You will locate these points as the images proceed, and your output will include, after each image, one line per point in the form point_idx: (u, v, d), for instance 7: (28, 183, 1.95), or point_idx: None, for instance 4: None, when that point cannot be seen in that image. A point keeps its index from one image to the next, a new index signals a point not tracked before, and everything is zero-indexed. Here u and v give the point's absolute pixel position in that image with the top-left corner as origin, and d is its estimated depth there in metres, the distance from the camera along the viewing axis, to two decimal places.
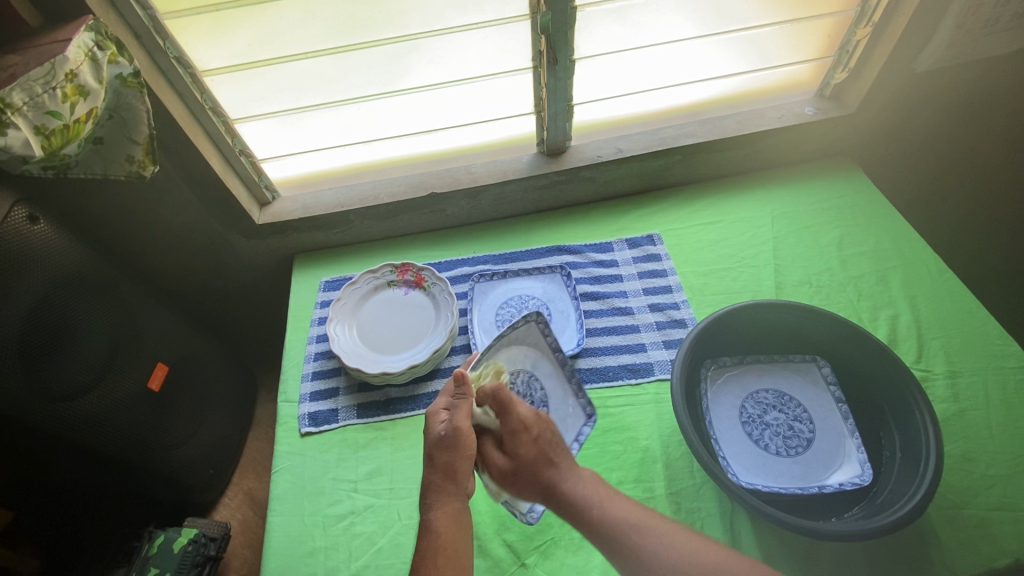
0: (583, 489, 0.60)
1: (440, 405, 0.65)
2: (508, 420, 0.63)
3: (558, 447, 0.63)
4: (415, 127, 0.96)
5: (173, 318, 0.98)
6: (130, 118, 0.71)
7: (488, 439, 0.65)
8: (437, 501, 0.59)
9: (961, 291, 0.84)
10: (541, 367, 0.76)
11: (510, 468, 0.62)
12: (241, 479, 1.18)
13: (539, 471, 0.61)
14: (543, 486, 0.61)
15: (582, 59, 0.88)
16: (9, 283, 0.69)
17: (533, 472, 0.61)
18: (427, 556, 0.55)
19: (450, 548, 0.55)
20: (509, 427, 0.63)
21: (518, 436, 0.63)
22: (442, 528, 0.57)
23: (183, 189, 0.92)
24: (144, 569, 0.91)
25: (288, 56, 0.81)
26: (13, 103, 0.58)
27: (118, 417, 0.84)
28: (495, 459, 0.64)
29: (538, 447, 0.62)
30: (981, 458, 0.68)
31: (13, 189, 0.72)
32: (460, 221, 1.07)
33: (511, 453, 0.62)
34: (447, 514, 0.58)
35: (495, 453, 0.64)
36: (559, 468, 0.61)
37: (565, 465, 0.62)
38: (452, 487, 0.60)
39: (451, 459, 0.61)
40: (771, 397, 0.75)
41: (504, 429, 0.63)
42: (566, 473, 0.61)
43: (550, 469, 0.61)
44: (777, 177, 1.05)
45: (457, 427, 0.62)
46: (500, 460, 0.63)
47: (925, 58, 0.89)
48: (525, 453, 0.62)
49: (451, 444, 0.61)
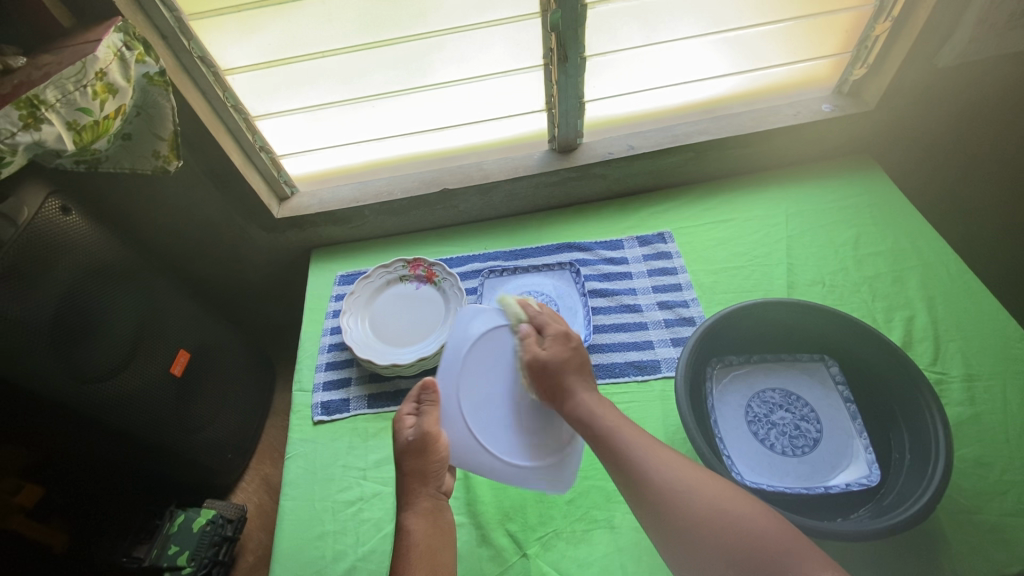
0: (590, 403, 0.61)
1: (405, 410, 0.65)
2: (553, 326, 0.68)
3: (587, 369, 0.64)
4: (428, 123, 0.98)
5: (195, 306, 1.02)
6: (157, 115, 0.75)
7: (528, 336, 0.67)
8: (408, 500, 0.61)
9: (981, 292, 0.82)
10: (455, 349, 0.69)
11: (546, 359, 0.64)
12: (258, 464, 1.21)
13: (567, 373, 0.63)
14: (565, 389, 0.62)
15: (593, 56, 0.88)
16: (44, 271, 0.72)
17: (563, 372, 0.63)
18: (401, 555, 0.57)
19: (422, 546, 0.58)
20: (553, 325, 0.67)
21: (560, 340, 0.65)
22: (414, 529, 0.59)
23: (207, 184, 0.96)
24: (166, 546, 0.97)
25: (306, 55, 0.83)
26: (47, 99, 0.62)
27: (142, 399, 0.88)
28: (537, 347, 0.65)
29: (575, 353, 0.64)
30: (996, 463, 0.66)
31: (48, 180, 0.75)
32: (472, 217, 1.08)
33: (547, 348, 0.65)
34: (418, 513, 0.61)
35: (533, 345, 0.66)
36: (584, 379, 0.63)
37: (588, 379, 0.64)
38: (423, 488, 0.62)
39: (422, 463, 0.62)
40: (778, 396, 0.75)
41: (551, 334, 0.66)
42: (583, 386, 0.62)
43: (578, 379, 0.63)
44: (792, 175, 1.04)
45: (425, 431, 0.63)
46: (538, 350, 0.65)
47: (946, 53, 0.87)
48: (561, 348, 0.65)
49: (420, 449, 0.62)
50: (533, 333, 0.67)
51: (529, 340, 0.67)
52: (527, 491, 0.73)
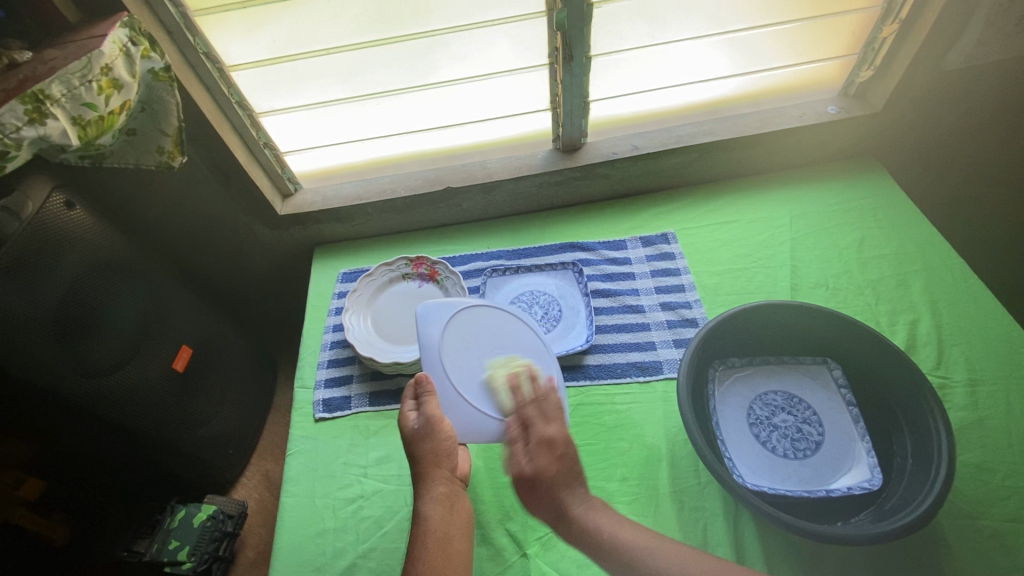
0: (584, 515, 0.59)
1: (408, 402, 0.65)
2: (539, 427, 0.63)
3: (577, 474, 0.62)
4: (433, 122, 0.98)
5: (197, 302, 1.02)
6: (162, 110, 0.75)
7: (514, 440, 0.63)
8: (423, 487, 0.61)
9: (985, 296, 0.81)
10: (429, 337, 0.69)
11: (531, 475, 0.61)
12: (258, 460, 1.22)
13: (555, 494, 0.60)
14: (555, 510, 0.60)
15: (598, 56, 0.88)
16: (47, 266, 0.72)
17: (552, 493, 0.60)
18: (417, 543, 0.57)
19: (438, 534, 0.57)
20: (541, 428, 0.63)
21: (548, 452, 0.62)
22: (430, 515, 0.59)
23: (210, 180, 0.96)
24: (166, 541, 0.98)
25: (311, 52, 0.83)
26: (52, 94, 0.62)
27: (144, 393, 0.88)
28: (523, 458, 0.62)
29: (562, 465, 0.61)
30: (999, 468, 0.66)
31: (52, 174, 0.75)
32: (475, 216, 1.08)
33: (535, 460, 0.61)
34: (435, 499, 0.60)
35: (519, 453, 0.62)
36: (574, 492, 0.61)
37: (578, 490, 0.61)
38: (437, 471, 0.61)
39: (431, 446, 0.62)
40: (780, 398, 0.74)
41: (538, 441, 0.62)
42: (575, 499, 0.60)
43: (568, 494, 0.60)
44: (796, 177, 1.04)
45: (430, 416, 0.63)
46: (524, 461, 0.61)
47: (953, 56, 0.87)
48: (549, 461, 0.61)
49: (428, 434, 0.62)
50: (520, 438, 0.63)
51: (514, 445, 0.63)
52: None
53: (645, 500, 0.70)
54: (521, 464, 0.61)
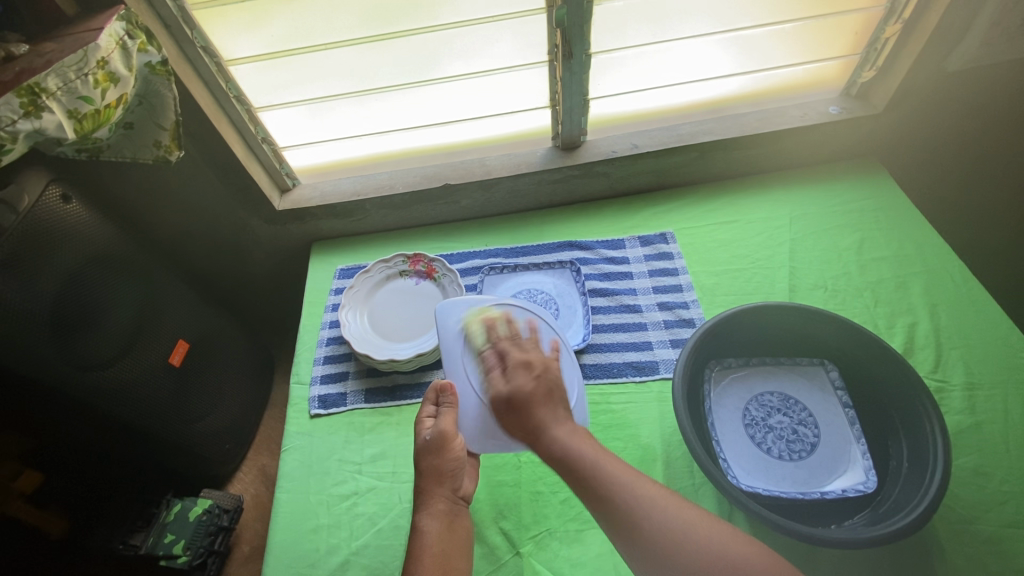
0: (567, 437, 0.57)
1: (427, 411, 0.66)
2: (515, 352, 0.65)
3: (558, 397, 0.61)
4: (431, 119, 0.97)
5: (194, 296, 1.02)
6: (159, 104, 0.75)
7: (493, 368, 0.65)
8: (424, 501, 0.61)
9: (985, 299, 0.81)
10: (448, 342, 0.70)
11: (509, 394, 0.61)
12: (256, 455, 1.22)
13: (533, 408, 0.60)
14: (534, 426, 0.59)
15: (598, 54, 0.87)
16: (43, 259, 0.72)
17: (530, 406, 0.60)
18: (412, 558, 0.56)
19: (435, 551, 0.57)
20: (516, 355, 0.65)
21: (523, 371, 0.63)
22: (426, 530, 0.58)
23: (208, 174, 0.95)
24: (162, 534, 0.98)
25: (309, 47, 0.83)
26: (48, 87, 0.61)
27: (140, 387, 0.88)
28: (500, 382, 0.63)
29: (539, 384, 0.62)
30: (995, 473, 0.66)
31: (48, 168, 0.75)
32: (473, 213, 1.08)
33: (510, 381, 0.62)
34: (433, 517, 0.60)
35: (498, 378, 0.64)
36: (553, 410, 0.60)
37: (560, 411, 0.60)
38: (438, 488, 0.61)
39: (437, 462, 0.62)
40: (776, 400, 0.74)
41: (515, 362, 0.64)
42: (555, 418, 0.59)
43: (545, 408, 0.60)
44: (797, 178, 1.03)
45: (440, 430, 0.63)
46: (501, 384, 0.63)
47: (957, 57, 0.86)
48: (524, 379, 0.62)
49: (437, 447, 0.62)
50: (497, 365, 0.65)
51: (494, 372, 0.64)
52: (521, 489, 0.73)
53: None
54: (499, 386, 0.62)
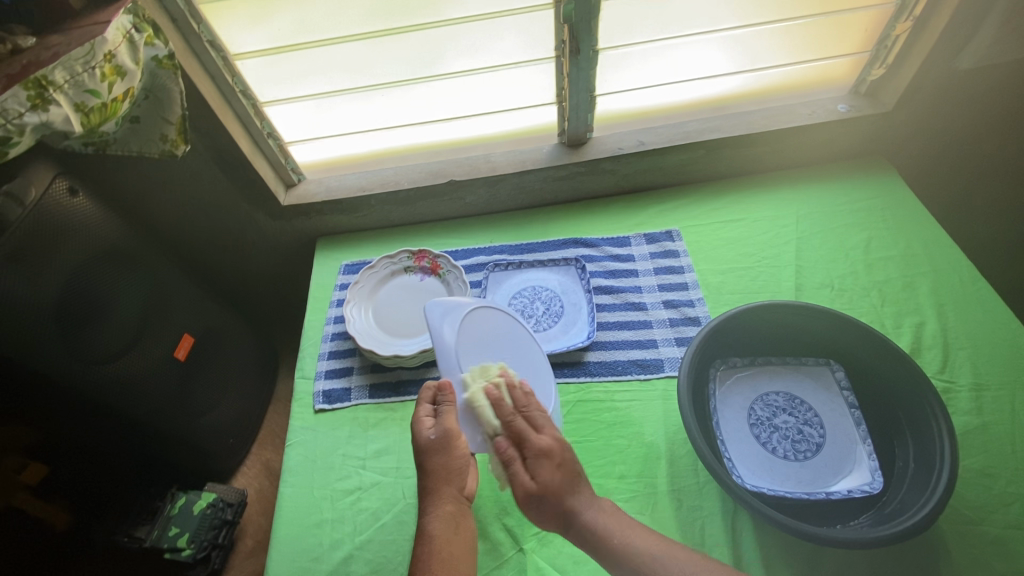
0: (598, 521, 0.57)
1: (423, 410, 0.65)
2: (532, 438, 0.60)
3: (580, 479, 0.60)
4: (438, 114, 0.97)
5: (199, 291, 1.02)
6: (165, 98, 0.74)
7: (513, 457, 0.60)
8: (433, 500, 0.62)
9: (994, 300, 0.80)
10: (447, 346, 0.66)
11: (539, 489, 0.57)
12: (259, 449, 1.22)
13: (565, 498, 0.57)
14: (566, 513, 0.57)
15: (605, 50, 0.87)
16: (49, 253, 0.72)
17: (560, 495, 0.57)
18: (420, 559, 0.57)
19: (442, 552, 0.58)
20: (533, 440, 0.60)
21: (545, 459, 0.59)
22: (435, 531, 0.59)
23: (214, 169, 0.96)
24: (167, 527, 0.99)
25: (316, 41, 0.83)
26: (55, 80, 0.61)
27: (145, 381, 0.89)
28: (527, 477, 0.58)
29: (563, 471, 0.59)
30: (1002, 474, 0.65)
31: (55, 161, 0.75)
32: (478, 210, 1.08)
33: (535, 476, 0.58)
34: (440, 517, 0.61)
35: (520, 471, 0.59)
36: (579, 495, 0.58)
37: (586, 493, 0.59)
38: (446, 489, 0.62)
39: (444, 463, 0.62)
40: (782, 399, 0.74)
41: (538, 451, 0.59)
42: (590, 503, 0.58)
43: (574, 496, 0.58)
44: (804, 176, 1.02)
45: (445, 428, 0.62)
46: (525, 479, 0.58)
47: (968, 55, 0.85)
48: (551, 473, 0.58)
49: (444, 446, 0.63)
50: (514, 454, 0.60)
51: (516, 467, 0.59)
52: None
53: (643, 498, 0.70)
54: (527, 483, 0.58)
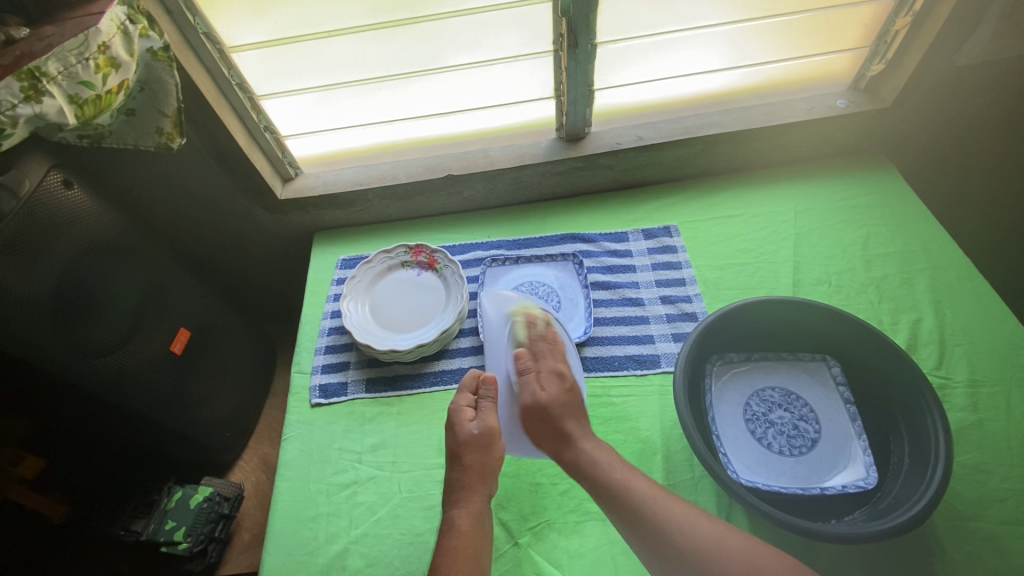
0: (595, 453, 0.59)
1: (467, 402, 0.66)
2: (549, 360, 0.65)
3: (582, 409, 0.64)
4: (435, 109, 0.97)
5: (196, 285, 1.02)
6: (161, 90, 0.74)
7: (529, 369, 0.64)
8: (464, 495, 0.60)
9: (991, 296, 0.80)
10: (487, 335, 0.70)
11: (547, 400, 0.62)
12: (257, 444, 1.22)
13: (565, 419, 0.61)
14: (563, 435, 0.61)
15: (603, 44, 0.87)
16: (43, 246, 0.72)
17: (562, 415, 0.61)
18: (443, 553, 0.55)
19: (468, 547, 0.56)
20: (552, 360, 0.65)
21: (558, 380, 0.64)
22: (464, 526, 0.58)
23: (210, 163, 0.95)
24: (164, 521, 0.99)
25: (312, 34, 0.82)
26: (48, 72, 0.61)
27: (142, 374, 0.88)
28: (539, 388, 0.63)
29: (571, 396, 0.63)
30: (996, 470, 0.65)
31: (50, 154, 0.75)
32: (476, 205, 1.07)
33: (545, 387, 0.63)
34: (469, 512, 0.59)
35: (531, 381, 0.63)
36: (580, 425, 0.62)
37: (586, 425, 0.62)
38: (478, 486, 0.61)
39: (482, 460, 0.62)
40: (777, 395, 0.74)
41: (551, 370, 0.64)
42: (583, 433, 0.61)
43: (575, 421, 0.62)
44: (802, 172, 1.02)
45: (489, 426, 0.63)
46: (534, 388, 0.63)
47: (967, 50, 0.85)
48: (558, 389, 0.63)
49: (485, 444, 0.63)
50: (530, 365, 0.64)
51: (527, 377, 0.64)
52: (521, 479, 0.73)
53: None
54: (537, 393, 0.62)
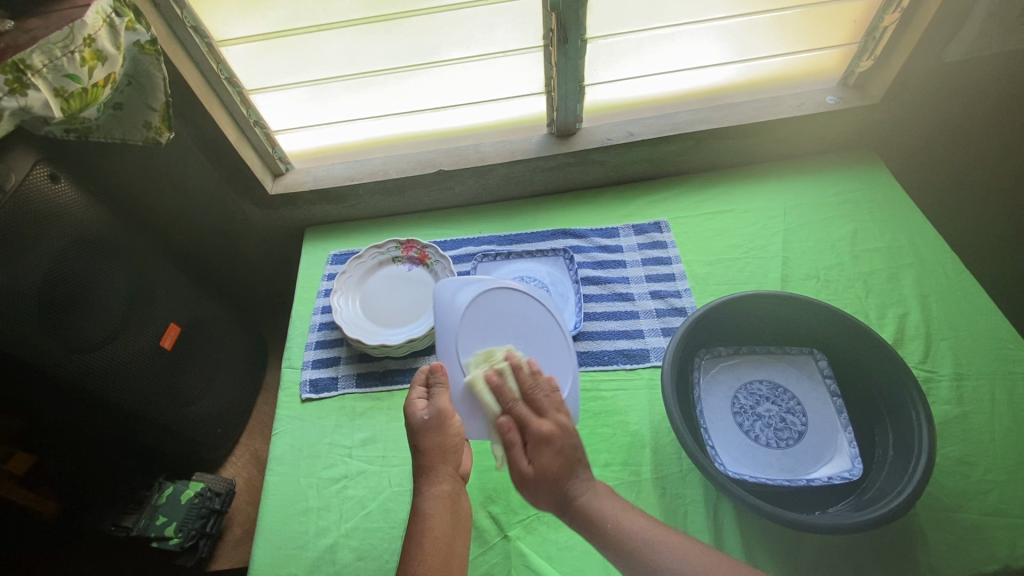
0: (594, 500, 0.57)
1: (416, 392, 0.65)
2: (532, 421, 0.60)
3: (583, 462, 0.59)
4: (426, 104, 0.97)
5: (186, 281, 1.02)
6: (148, 84, 0.73)
7: (513, 439, 0.60)
8: (427, 481, 0.61)
9: (976, 291, 0.81)
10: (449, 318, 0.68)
11: (536, 472, 0.58)
12: (248, 440, 1.22)
13: (561, 484, 0.58)
14: (563, 500, 0.58)
15: (594, 39, 0.87)
16: (29, 240, 0.72)
17: (557, 483, 0.58)
18: (413, 540, 0.57)
19: (437, 530, 0.57)
20: (534, 425, 0.60)
21: (543, 445, 0.59)
22: (429, 511, 0.59)
23: (200, 158, 0.95)
24: (155, 516, 1.00)
25: (301, 28, 0.82)
26: (34, 64, 0.61)
27: (131, 370, 0.88)
28: (525, 457, 0.59)
29: (563, 457, 0.58)
30: (980, 462, 0.66)
31: (38, 148, 0.75)
32: (468, 200, 1.07)
33: (535, 461, 0.59)
34: (435, 496, 0.60)
35: (521, 456, 0.60)
36: (580, 483, 0.58)
37: (587, 478, 0.59)
38: (441, 468, 0.62)
39: (440, 441, 0.62)
40: (765, 388, 0.75)
41: (535, 433, 0.60)
42: (582, 486, 0.58)
43: (573, 482, 0.58)
44: (792, 168, 1.03)
45: (440, 408, 0.63)
46: (524, 465, 0.59)
47: (955, 47, 0.85)
48: (549, 457, 0.58)
49: (439, 426, 0.63)
50: (516, 439, 0.60)
51: (512, 449, 0.60)
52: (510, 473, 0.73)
53: (628, 486, 0.70)
54: (524, 467, 0.59)
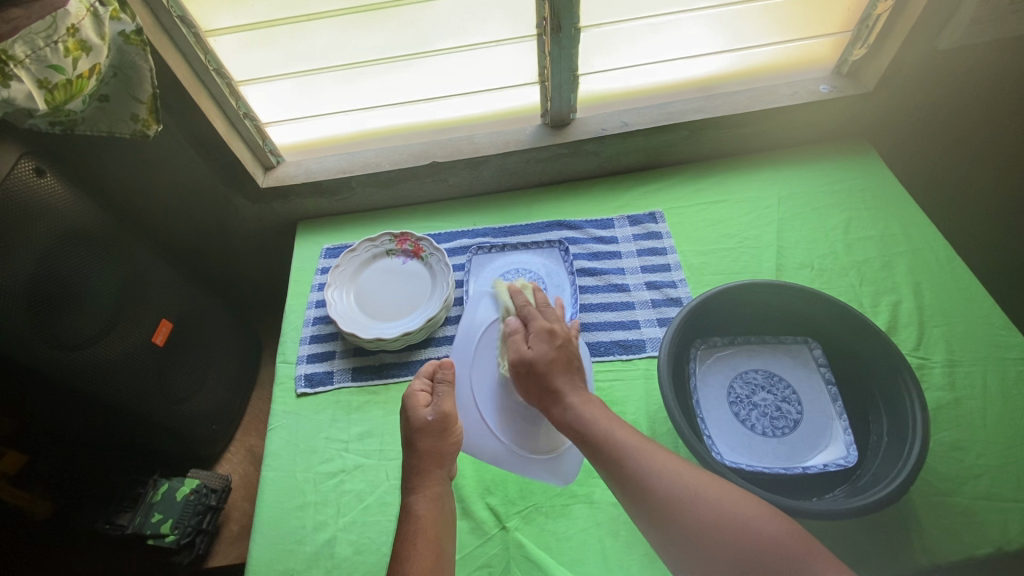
0: (584, 409, 0.58)
1: (419, 386, 0.66)
2: (538, 320, 0.66)
3: (575, 367, 0.63)
4: (417, 94, 0.95)
5: (178, 276, 1.00)
6: (135, 76, 0.72)
7: (518, 331, 0.67)
8: (421, 481, 0.60)
9: (969, 278, 0.81)
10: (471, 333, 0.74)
11: (530, 358, 0.63)
12: (243, 436, 1.21)
13: (553, 372, 0.61)
14: (552, 389, 0.61)
15: (587, 28, 0.86)
16: (15, 234, 0.71)
17: (552, 368, 0.61)
18: (405, 539, 0.56)
19: (430, 530, 0.56)
20: (539, 321, 0.66)
21: (546, 336, 0.64)
22: (421, 511, 0.58)
23: (188, 151, 0.93)
24: (150, 514, 0.99)
25: (289, 18, 0.81)
26: (16, 55, 0.59)
27: (124, 367, 0.87)
28: (524, 346, 0.65)
29: (560, 352, 0.63)
30: (972, 447, 0.67)
31: (22, 141, 0.74)
32: (462, 192, 1.06)
33: (536, 346, 0.64)
34: (428, 497, 0.59)
35: (523, 343, 0.65)
36: (570, 378, 0.61)
37: (577, 380, 0.62)
38: (434, 471, 0.61)
39: (438, 445, 0.62)
40: (761, 377, 0.75)
41: (538, 329, 0.65)
42: (572, 388, 0.61)
43: (562, 376, 0.61)
44: (787, 158, 1.03)
45: (444, 411, 0.63)
46: (525, 347, 0.64)
47: (947, 35, 0.85)
48: (549, 347, 0.63)
49: (439, 430, 0.63)
50: (521, 332, 0.67)
51: (517, 336, 0.66)
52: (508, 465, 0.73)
53: None
54: (521, 350, 0.64)
